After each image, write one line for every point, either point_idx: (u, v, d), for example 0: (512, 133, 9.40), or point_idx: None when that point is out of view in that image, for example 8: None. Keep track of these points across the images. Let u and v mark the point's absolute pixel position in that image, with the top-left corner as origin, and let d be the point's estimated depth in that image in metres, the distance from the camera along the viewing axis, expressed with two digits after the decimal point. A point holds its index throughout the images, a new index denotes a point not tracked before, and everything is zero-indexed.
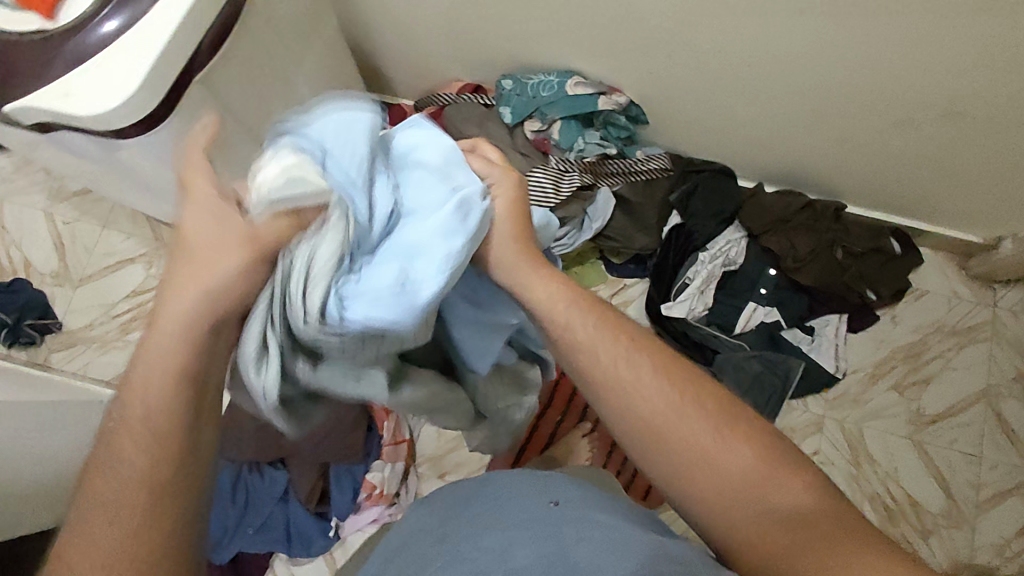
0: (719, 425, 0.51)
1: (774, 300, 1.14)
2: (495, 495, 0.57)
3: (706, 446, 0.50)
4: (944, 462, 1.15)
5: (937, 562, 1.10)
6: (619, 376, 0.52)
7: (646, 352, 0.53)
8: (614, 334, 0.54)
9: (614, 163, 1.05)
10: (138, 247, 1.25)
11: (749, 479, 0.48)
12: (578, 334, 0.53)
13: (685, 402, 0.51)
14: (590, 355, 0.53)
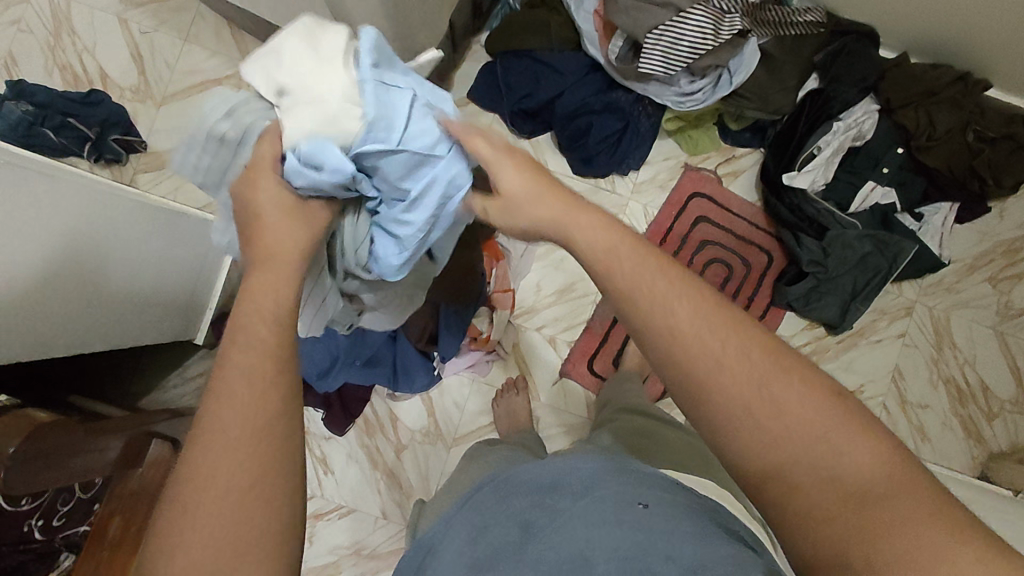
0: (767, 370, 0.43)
1: (893, 181, 1.12)
2: (575, 491, 0.53)
3: (749, 394, 0.43)
4: (1022, 355, 1.19)
5: (997, 443, 1.17)
6: (662, 312, 0.45)
7: (694, 294, 0.46)
8: (656, 268, 0.47)
9: (771, 8, 0.98)
10: (224, 66, 1.16)
11: (794, 421, 0.42)
12: (620, 267, 0.48)
13: (732, 346, 0.44)
14: (633, 288, 0.47)
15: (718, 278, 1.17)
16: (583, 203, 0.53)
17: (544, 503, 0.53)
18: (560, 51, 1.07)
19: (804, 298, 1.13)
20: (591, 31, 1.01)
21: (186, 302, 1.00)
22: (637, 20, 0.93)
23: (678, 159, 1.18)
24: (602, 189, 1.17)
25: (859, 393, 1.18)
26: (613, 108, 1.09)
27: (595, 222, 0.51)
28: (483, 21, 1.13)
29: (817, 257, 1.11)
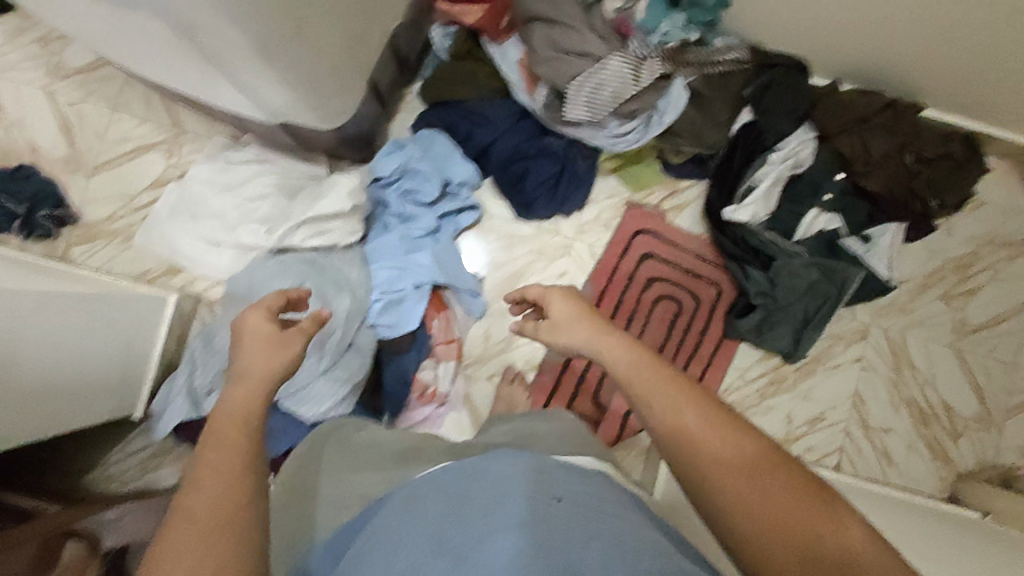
0: (760, 467, 0.49)
1: (835, 206, 1.10)
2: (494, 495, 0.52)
3: (745, 489, 0.48)
4: (981, 370, 1.17)
5: (964, 464, 1.15)
6: (675, 413, 0.53)
7: (697, 399, 0.54)
8: (672, 381, 0.56)
9: (692, 51, 0.99)
10: (157, 133, 1.16)
11: (784, 515, 0.47)
12: (642, 375, 0.57)
13: (727, 447, 0.50)
14: (648, 395, 0.55)
15: (666, 313, 1.17)
16: (614, 331, 0.63)
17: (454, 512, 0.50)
18: (492, 101, 1.07)
19: (756, 329, 1.12)
20: (518, 81, 1.02)
21: (120, 379, 0.98)
22: (557, 70, 0.94)
23: (621, 197, 1.18)
24: (546, 232, 1.17)
25: (820, 420, 1.16)
26: (546, 153, 1.08)
27: (622, 342, 0.61)
28: (413, 73, 1.13)
29: (765, 288, 1.10)
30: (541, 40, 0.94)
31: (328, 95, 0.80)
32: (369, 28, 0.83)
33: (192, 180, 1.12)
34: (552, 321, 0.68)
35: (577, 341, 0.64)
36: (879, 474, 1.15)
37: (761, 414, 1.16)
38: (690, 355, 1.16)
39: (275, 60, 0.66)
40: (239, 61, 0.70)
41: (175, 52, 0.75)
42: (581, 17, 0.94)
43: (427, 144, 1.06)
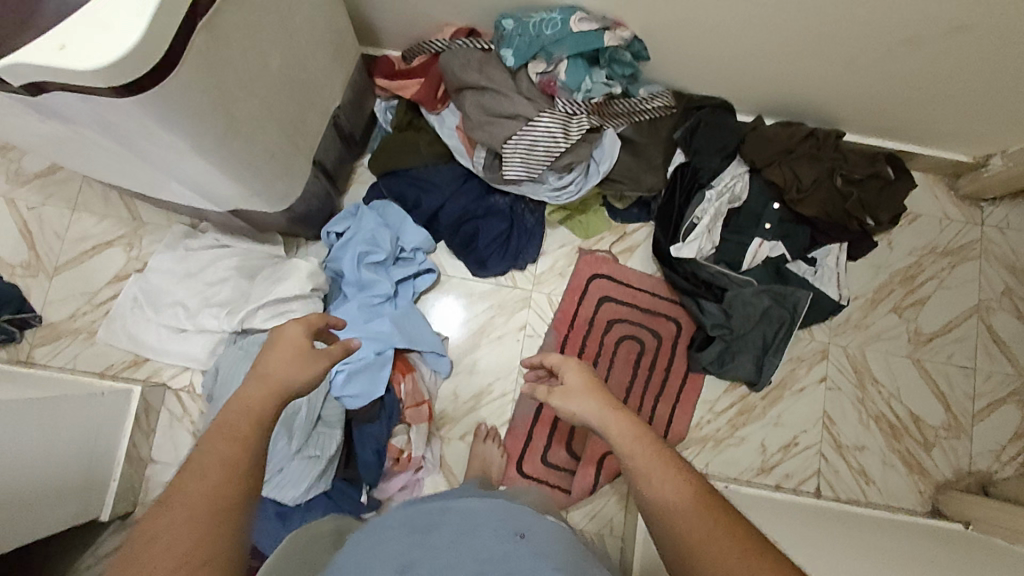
0: (745, 551, 0.47)
1: (777, 234, 1.15)
2: (456, 536, 0.54)
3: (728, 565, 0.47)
4: (943, 378, 1.20)
5: (940, 472, 1.16)
6: (667, 496, 0.53)
7: (693, 484, 0.53)
8: (669, 463, 0.55)
9: (619, 102, 1.03)
10: (116, 228, 1.19)
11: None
12: (640, 454, 0.57)
13: (715, 530, 0.49)
14: (647, 471, 0.55)
15: (630, 353, 1.18)
16: (623, 408, 0.64)
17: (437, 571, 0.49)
18: (436, 167, 1.11)
19: (718, 360, 1.13)
20: (459, 146, 1.07)
21: (84, 478, 0.97)
22: (493, 134, 0.98)
23: (573, 245, 1.21)
24: (504, 287, 1.20)
25: (794, 444, 1.17)
26: (494, 212, 1.13)
27: (627, 421, 0.62)
28: (361, 148, 1.18)
29: (720, 320, 1.12)
30: (474, 108, 0.99)
31: (271, 179, 0.84)
32: (305, 115, 0.87)
33: (152, 272, 1.14)
34: (567, 388, 0.69)
35: (583, 411, 0.66)
36: (860, 493, 1.15)
37: (735, 444, 1.16)
38: (658, 392, 1.17)
39: (210, 158, 0.70)
40: (181, 163, 0.71)
41: (117, 159, 0.77)
42: (509, 83, 0.98)
43: (382, 214, 1.11)
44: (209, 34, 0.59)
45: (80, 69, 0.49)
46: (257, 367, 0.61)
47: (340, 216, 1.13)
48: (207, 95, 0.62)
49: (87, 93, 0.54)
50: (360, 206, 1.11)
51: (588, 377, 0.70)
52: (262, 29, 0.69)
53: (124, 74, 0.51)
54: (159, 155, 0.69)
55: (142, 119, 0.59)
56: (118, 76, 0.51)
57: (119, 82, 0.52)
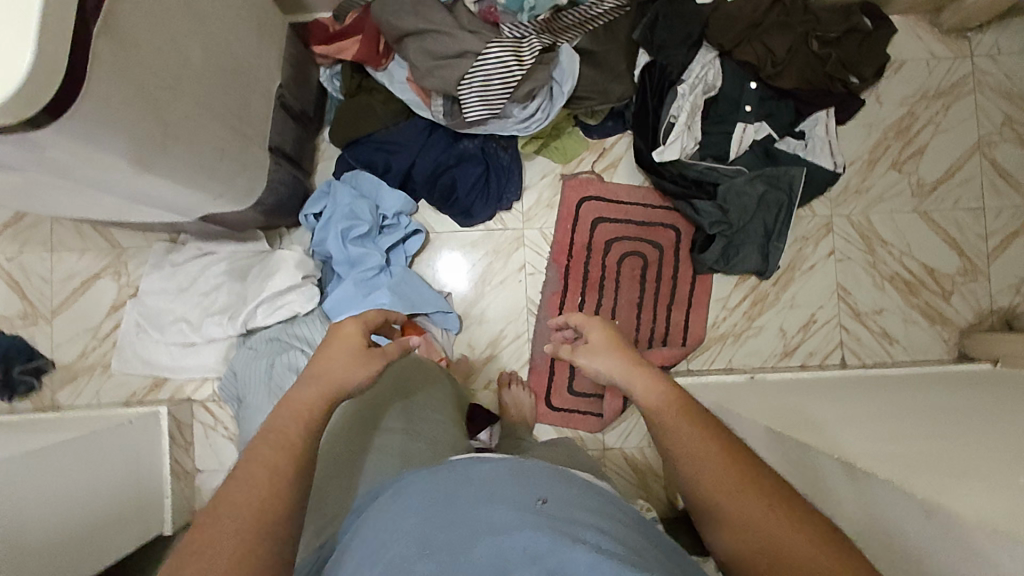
0: (778, 514, 0.47)
1: (760, 114, 1.09)
2: (468, 496, 0.51)
3: (763, 527, 0.47)
4: (952, 225, 1.17)
5: (961, 318, 1.16)
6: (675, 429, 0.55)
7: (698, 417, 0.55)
8: (676, 401, 0.57)
9: (567, 13, 0.96)
10: (99, 260, 1.17)
11: (800, 568, 0.44)
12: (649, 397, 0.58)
13: (748, 495, 0.49)
14: (655, 412, 0.57)
15: (635, 269, 1.17)
16: (642, 361, 0.63)
17: (446, 521, 0.48)
18: (397, 124, 1.07)
19: (723, 257, 1.11)
20: (414, 98, 1.02)
21: (137, 504, 1.00)
22: (445, 77, 0.93)
23: (554, 174, 1.18)
24: (495, 231, 1.18)
25: (812, 324, 1.16)
26: (466, 158, 1.09)
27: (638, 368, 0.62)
28: (317, 124, 1.13)
29: (717, 217, 1.09)
30: (420, 55, 0.93)
31: (229, 176, 0.82)
32: (245, 101, 0.83)
33: (146, 294, 1.13)
34: (588, 345, 0.67)
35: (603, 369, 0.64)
36: (885, 355, 1.16)
37: (754, 335, 1.16)
38: (670, 301, 1.16)
39: (156, 167, 0.67)
40: (130, 184, 0.69)
41: (70, 194, 0.75)
42: (448, 19, 0.92)
43: (355, 184, 1.09)
44: (112, 37, 0.56)
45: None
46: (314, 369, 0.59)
47: (314, 197, 1.10)
48: (130, 103, 0.59)
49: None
50: (331, 182, 1.08)
51: (606, 333, 0.67)
52: (171, 20, 0.64)
53: (28, 103, 0.48)
54: (105, 180, 0.67)
55: (70, 145, 0.56)
56: (21, 108, 0.48)
57: (28, 113, 0.49)
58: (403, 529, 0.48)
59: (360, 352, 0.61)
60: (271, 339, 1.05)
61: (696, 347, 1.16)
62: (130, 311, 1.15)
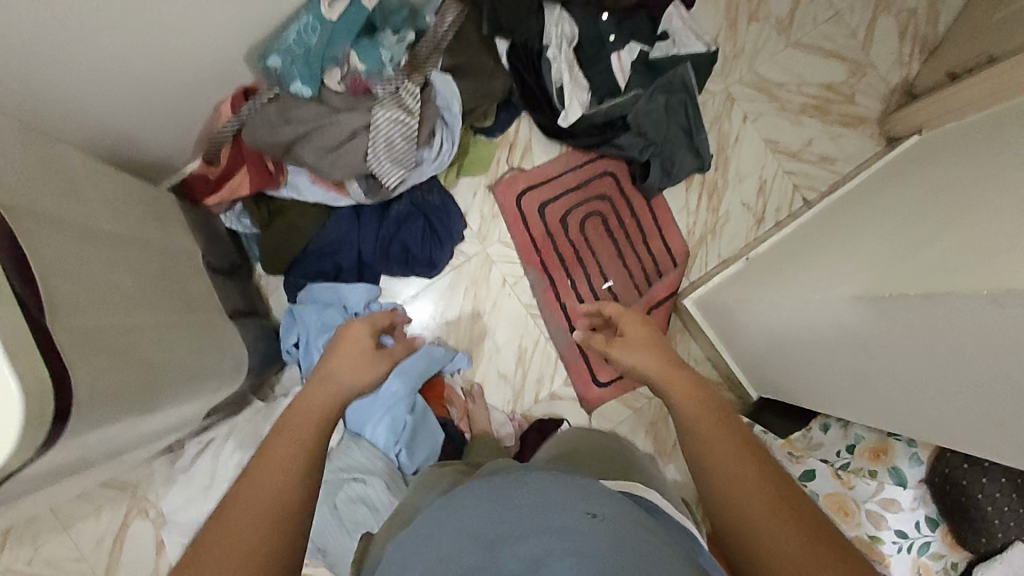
0: (751, 479, 0.48)
1: (624, 38, 1.12)
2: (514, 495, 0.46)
3: (726, 473, 0.49)
4: (823, 40, 1.25)
5: (872, 110, 1.25)
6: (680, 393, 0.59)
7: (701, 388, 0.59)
8: (686, 374, 0.62)
9: (422, 45, 0.98)
10: (117, 509, 1.11)
11: (748, 509, 0.46)
12: (665, 370, 0.63)
13: (732, 445, 0.51)
14: (666, 378, 0.62)
15: (597, 226, 1.20)
16: (682, 366, 0.64)
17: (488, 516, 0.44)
18: (323, 225, 1.05)
19: (664, 174, 1.16)
20: (329, 193, 1.01)
21: None
22: (350, 162, 0.92)
23: (482, 186, 1.19)
24: (461, 265, 1.18)
25: (765, 184, 1.23)
26: (403, 219, 1.08)
27: (652, 352, 0.66)
28: (247, 267, 1.10)
29: (642, 142, 1.13)
30: (314, 155, 0.91)
31: (210, 369, 0.78)
32: (187, 289, 0.79)
33: (178, 514, 1.07)
34: (626, 342, 0.70)
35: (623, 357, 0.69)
36: (834, 174, 1.24)
37: (726, 221, 1.22)
38: (643, 236, 1.21)
39: (153, 404, 0.63)
40: (139, 429, 0.65)
41: (84, 473, 0.70)
42: (320, 109, 0.90)
43: (314, 298, 1.06)
44: (61, 316, 0.51)
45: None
46: (324, 368, 0.68)
47: (283, 329, 1.08)
48: (109, 362, 0.56)
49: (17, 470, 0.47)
50: (294, 309, 1.05)
51: (635, 329, 0.72)
52: (94, 257, 0.60)
53: (35, 425, 0.44)
54: (118, 441, 0.63)
55: (81, 435, 0.53)
56: (30, 436, 0.44)
57: (38, 436, 0.45)
58: (449, 530, 0.45)
59: (366, 353, 0.72)
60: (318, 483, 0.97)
61: (687, 260, 1.21)
62: (177, 536, 1.09)
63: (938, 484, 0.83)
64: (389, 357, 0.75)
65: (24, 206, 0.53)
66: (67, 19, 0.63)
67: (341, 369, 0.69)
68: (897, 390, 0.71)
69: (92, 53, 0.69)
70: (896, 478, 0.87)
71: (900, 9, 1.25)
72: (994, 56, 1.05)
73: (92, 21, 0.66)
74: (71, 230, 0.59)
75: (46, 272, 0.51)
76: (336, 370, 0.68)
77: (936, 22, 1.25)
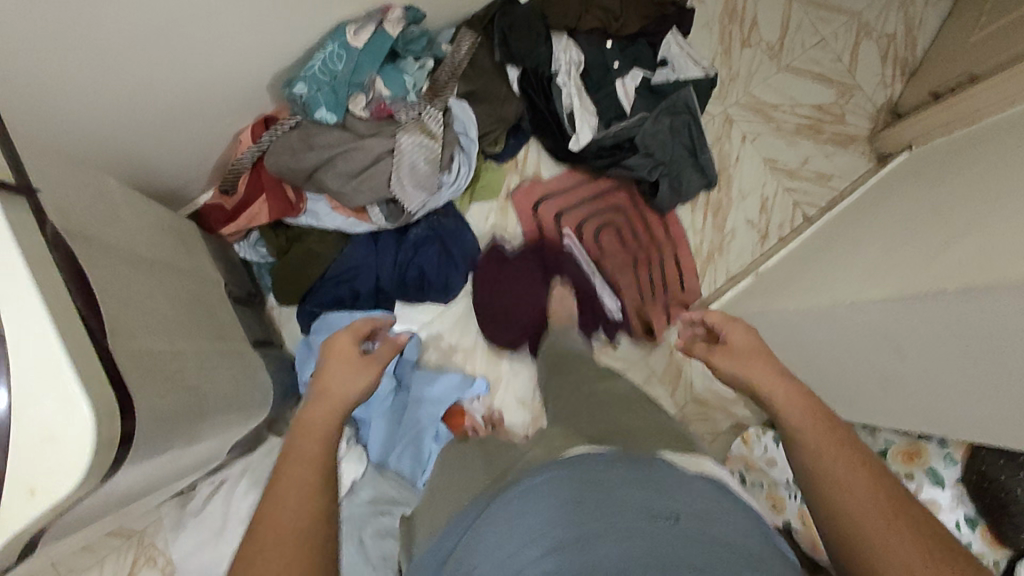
0: (875, 508, 0.41)
1: (628, 65, 1.16)
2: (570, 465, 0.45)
3: (845, 503, 0.42)
4: (812, 64, 1.32)
5: (862, 129, 1.31)
6: (787, 409, 0.50)
7: (808, 399, 0.50)
8: (793, 386, 0.52)
9: (441, 72, 1.00)
10: (123, 559, 1.05)
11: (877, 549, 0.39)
12: (771, 380, 0.53)
13: (842, 467, 0.44)
14: (772, 390, 0.52)
15: (607, 246, 1.22)
16: (791, 377, 0.53)
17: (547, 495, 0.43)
18: (341, 252, 1.04)
19: (673, 192, 1.19)
20: (349, 220, 1.00)
21: None
22: (373, 187, 0.92)
23: (494, 210, 1.20)
24: (475, 290, 1.18)
25: (766, 202, 1.27)
26: (420, 243, 1.08)
27: (763, 364, 0.56)
28: (260, 298, 1.07)
29: (650, 162, 1.16)
30: (338, 180, 0.91)
31: (243, 399, 0.76)
32: (216, 318, 0.77)
33: (187, 562, 1.01)
34: (727, 347, 0.61)
35: (727, 369, 0.59)
36: (831, 190, 1.29)
37: (732, 239, 1.25)
38: (652, 254, 1.23)
39: (196, 434, 0.61)
40: (177, 462, 0.62)
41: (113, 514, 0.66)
42: (345, 135, 0.91)
43: (331, 327, 1.04)
44: (118, 342, 0.49)
45: (66, 491, 0.40)
46: (320, 391, 0.55)
47: (297, 362, 1.07)
48: (161, 390, 0.54)
49: (79, 502, 0.44)
50: (310, 341, 1.04)
51: (741, 339, 0.61)
52: (138, 283, 0.58)
53: (107, 452, 0.42)
54: (158, 475, 0.60)
55: (136, 466, 0.50)
56: (102, 464, 0.42)
57: (107, 464, 0.43)
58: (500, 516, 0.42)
59: (354, 363, 0.60)
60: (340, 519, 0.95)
61: (697, 277, 1.24)
62: None
63: (976, 482, 0.82)
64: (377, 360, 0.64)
65: (77, 230, 0.52)
66: (111, 46, 0.63)
67: (336, 381, 0.57)
68: (934, 389, 0.73)
69: (128, 82, 0.68)
70: (934, 479, 0.87)
71: (882, 34, 1.33)
72: (976, 74, 1.11)
73: (133, 52, 0.65)
74: (117, 255, 0.57)
75: (102, 297, 0.50)
76: (329, 391, 0.55)
77: (914, 46, 1.33)
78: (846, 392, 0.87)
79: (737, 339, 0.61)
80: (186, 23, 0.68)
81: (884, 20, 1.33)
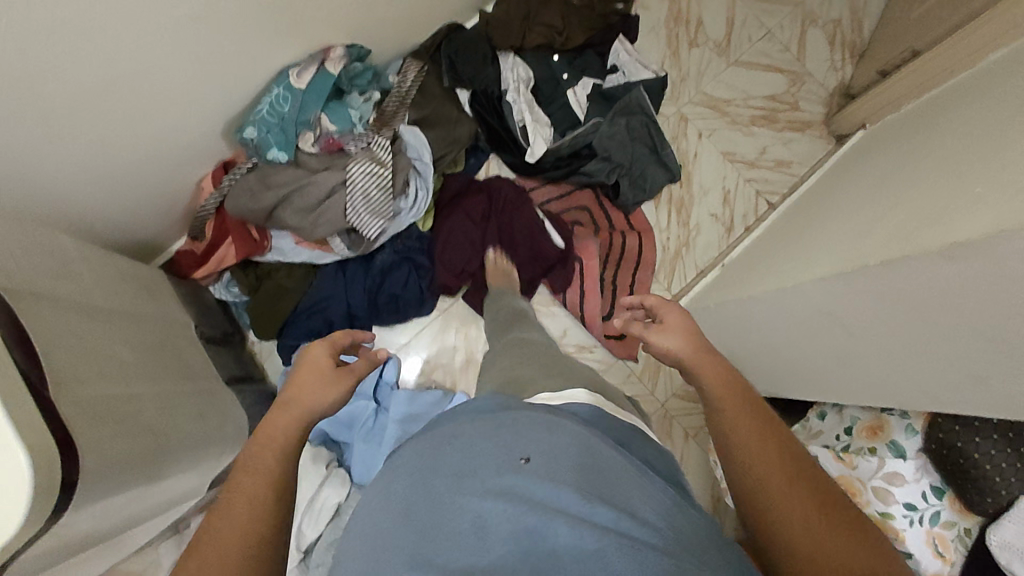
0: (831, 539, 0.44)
1: (575, 76, 1.19)
2: (432, 450, 0.47)
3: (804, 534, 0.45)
4: (761, 56, 1.34)
5: (817, 113, 1.33)
6: (743, 435, 0.52)
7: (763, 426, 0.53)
8: (748, 409, 0.54)
9: (388, 102, 1.05)
10: None
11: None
12: (728, 398, 0.56)
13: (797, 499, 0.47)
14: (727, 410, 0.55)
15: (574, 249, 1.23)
16: (736, 382, 0.58)
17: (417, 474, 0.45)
18: (311, 285, 1.08)
19: (635, 193, 1.21)
20: (314, 253, 1.05)
21: None
22: (330, 220, 0.96)
23: None
24: (447, 309, 1.20)
25: (728, 194, 1.29)
26: (388, 268, 1.11)
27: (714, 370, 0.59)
28: (239, 335, 1.11)
29: (607, 166, 1.18)
30: (294, 216, 0.96)
31: (213, 434, 0.79)
32: (184, 358, 0.81)
33: None
34: (663, 326, 0.66)
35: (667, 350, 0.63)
36: (792, 177, 1.30)
37: (697, 234, 1.27)
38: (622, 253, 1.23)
39: (158, 472, 0.64)
40: (144, 500, 0.65)
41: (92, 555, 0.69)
42: (298, 172, 0.95)
43: None
44: (64, 392, 0.52)
45: (6, 536, 0.43)
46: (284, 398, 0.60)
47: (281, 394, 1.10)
48: (112, 431, 0.57)
49: (26, 544, 0.47)
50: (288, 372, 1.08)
51: (679, 322, 0.65)
52: (92, 333, 0.62)
53: (45, 494, 0.45)
54: (125, 513, 0.62)
55: (90, 507, 0.53)
56: (42, 506, 0.45)
57: (49, 505, 0.46)
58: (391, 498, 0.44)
59: (328, 375, 0.63)
60: (331, 543, 0.97)
61: (666, 274, 1.26)
62: None
63: (937, 451, 0.84)
64: (352, 373, 0.66)
65: (24, 289, 0.56)
66: (56, 115, 0.67)
67: (300, 387, 0.61)
68: (883, 364, 0.74)
69: (80, 145, 0.73)
70: (896, 451, 0.89)
71: (827, 20, 1.35)
72: (917, 49, 1.13)
73: (79, 118, 0.70)
74: (67, 308, 0.61)
75: (46, 348, 0.53)
76: (295, 399, 0.60)
77: (860, 28, 1.35)
78: (807, 375, 0.89)
79: (677, 323, 0.65)
80: (129, 85, 0.72)
81: (828, 7, 1.35)
